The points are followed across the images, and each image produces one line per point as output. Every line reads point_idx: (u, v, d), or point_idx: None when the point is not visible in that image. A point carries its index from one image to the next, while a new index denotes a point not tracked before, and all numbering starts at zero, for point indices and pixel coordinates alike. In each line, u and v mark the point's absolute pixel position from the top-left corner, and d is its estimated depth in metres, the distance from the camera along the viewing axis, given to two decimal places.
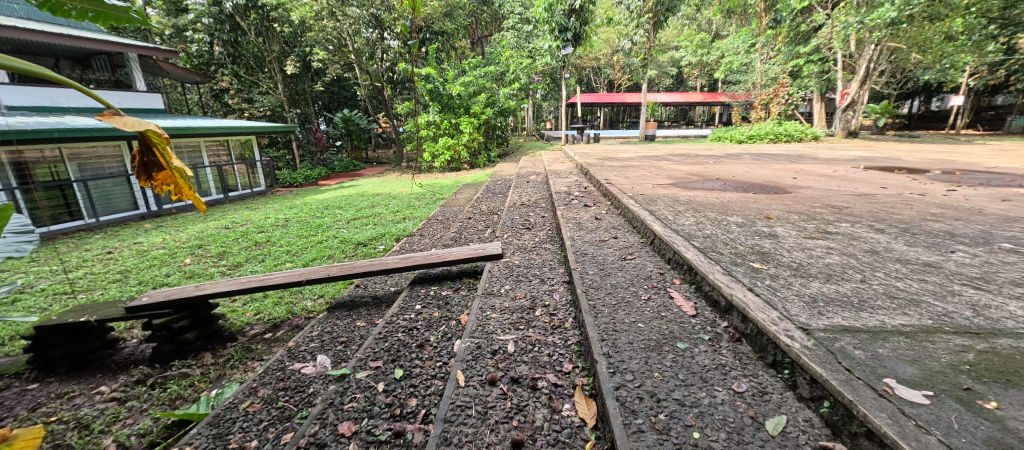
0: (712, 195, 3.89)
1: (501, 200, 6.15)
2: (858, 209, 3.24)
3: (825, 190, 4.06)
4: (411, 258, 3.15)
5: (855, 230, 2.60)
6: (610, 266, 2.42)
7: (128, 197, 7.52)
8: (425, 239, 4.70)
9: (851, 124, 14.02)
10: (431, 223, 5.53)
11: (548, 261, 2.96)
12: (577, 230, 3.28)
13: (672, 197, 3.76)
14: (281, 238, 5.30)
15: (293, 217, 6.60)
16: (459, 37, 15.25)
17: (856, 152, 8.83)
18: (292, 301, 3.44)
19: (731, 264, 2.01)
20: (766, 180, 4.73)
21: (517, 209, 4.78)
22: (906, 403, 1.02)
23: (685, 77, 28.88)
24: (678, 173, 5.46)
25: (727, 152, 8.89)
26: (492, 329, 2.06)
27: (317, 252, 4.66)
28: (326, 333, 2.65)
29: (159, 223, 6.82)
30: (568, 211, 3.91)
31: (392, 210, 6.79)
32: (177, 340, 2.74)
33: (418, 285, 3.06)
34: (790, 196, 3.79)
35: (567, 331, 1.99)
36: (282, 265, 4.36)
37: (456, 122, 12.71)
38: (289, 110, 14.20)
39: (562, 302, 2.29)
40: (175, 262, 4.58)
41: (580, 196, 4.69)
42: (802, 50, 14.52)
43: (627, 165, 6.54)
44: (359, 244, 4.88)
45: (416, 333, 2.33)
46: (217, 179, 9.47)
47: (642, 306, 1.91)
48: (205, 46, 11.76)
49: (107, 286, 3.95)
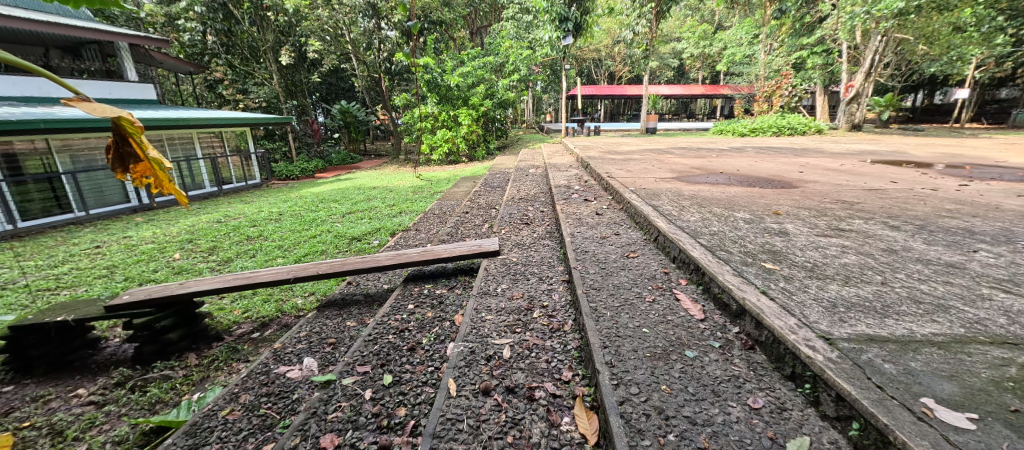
0: (717, 190, 3.77)
1: (500, 194, 6.02)
2: (869, 204, 3.12)
3: (833, 185, 3.94)
4: (404, 255, 3.02)
5: (869, 227, 2.48)
6: (613, 265, 2.29)
7: (118, 190, 7.35)
8: (421, 234, 4.58)
9: (855, 117, 13.84)
10: (428, 217, 5.40)
11: (547, 259, 2.84)
12: (578, 226, 3.15)
13: (675, 192, 3.64)
14: (274, 233, 5.17)
15: (287, 210, 6.47)
16: (457, 27, 15.03)
17: (862, 146, 8.67)
18: (282, 299, 3.32)
19: (742, 264, 1.88)
20: (772, 174, 4.61)
21: (515, 203, 4.65)
22: (950, 428, 0.91)
23: (686, 69, 28.56)
24: (681, 167, 5.33)
25: (730, 146, 8.74)
26: (487, 332, 1.94)
27: (310, 247, 4.54)
28: (315, 333, 2.53)
29: (150, 216, 6.68)
30: (567, 206, 3.78)
31: (389, 204, 6.67)
32: (160, 340, 2.62)
33: (411, 283, 2.94)
34: (797, 191, 3.66)
35: (566, 334, 1.87)
36: (273, 260, 4.23)
37: (455, 114, 12.51)
38: (285, 101, 14.01)
39: (561, 303, 2.17)
40: (164, 257, 4.44)
41: (581, 189, 4.56)
42: (806, 41, 14.30)
43: (628, 159, 6.40)
44: (353, 239, 4.76)
45: (408, 335, 2.22)
46: (211, 172, 9.29)
47: (647, 308, 1.79)
48: (198, 36, 11.28)
49: (92, 282, 3.83)
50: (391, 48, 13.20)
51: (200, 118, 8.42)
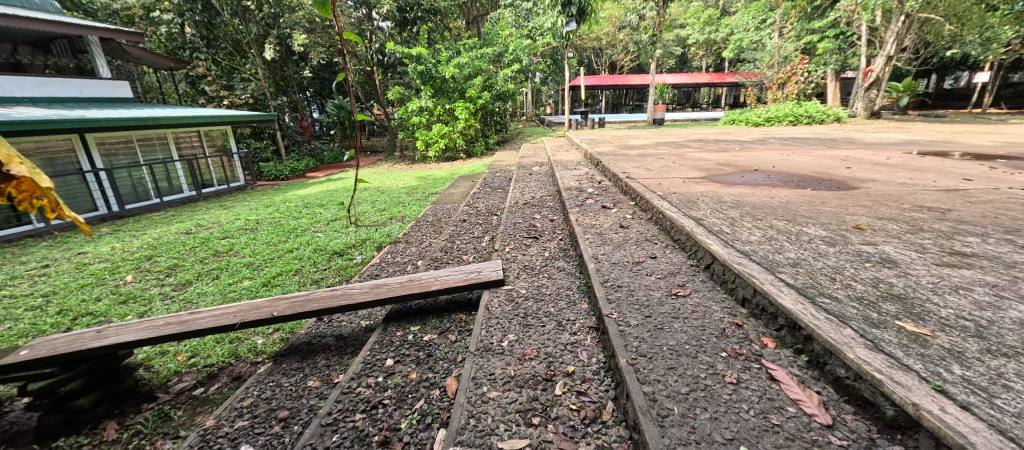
0: (762, 192, 3.16)
1: (501, 196, 5.39)
2: (966, 212, 2.50)
3: (897, 185, 3.32)
4: (382, 285, 2.40)
5: (996, 250, 1.86)
6: (660, 312, 1.68)
7: (87, 195, 6.79)
8: (412, 247, 3.97)
9: (875, 104, 13.15)
10: (420, 224, 4.79)
11: (565, 292, 2.22)
12: (601, 244, 2.53)
13: (714, 197, 3.03)
14: (246, 246, 4.55)
15: (266, 218, 5.83)
16: (452, 16, 14.36)
17: (893, 134, 8.01)
18: (239, 338, 2.71)
19: (869, 325, 1.26)
20: (815, 172, 4.00)
21: (520, 210, 4.04)
22: None
23: (689, 56, 27.70)
24: (707, 163, 4.71)
25: (749, 137, 8.10)
26: (492, 426, 1.32)
27: (284, 265, 3.91)
28: (264, 400, 1.91)
29: (117, 227, 6.07)
30: (583, 215, 3.17)
31: (379, 208, 6.04)
32: (68, 407, 2.05)
33: (393, 323, 2.32)
34: (860, 194, 3.05)
35: (609, 432, 1.27)
36: (239, 283, 3.60)
37: (451, 107, 11.82)
38: (274, 98, 13.33)
39: (594, 368, 1.57)
40: (113, 281, 3.82)
41: (595, 193, 3.95)
42: (818, 25, 13.59)
43: (643, 154, 5.75)
44: (335, 254, 4.14)
45: (381, 417, 1.60)
46: (189, 174, 8.56)
47: (736, 398, 1.17)
48: (175, 28, 10.72)
49: (19, 317, 3.20)
50: (383, 38, 12.44)
51: (175, 117, 7.73)
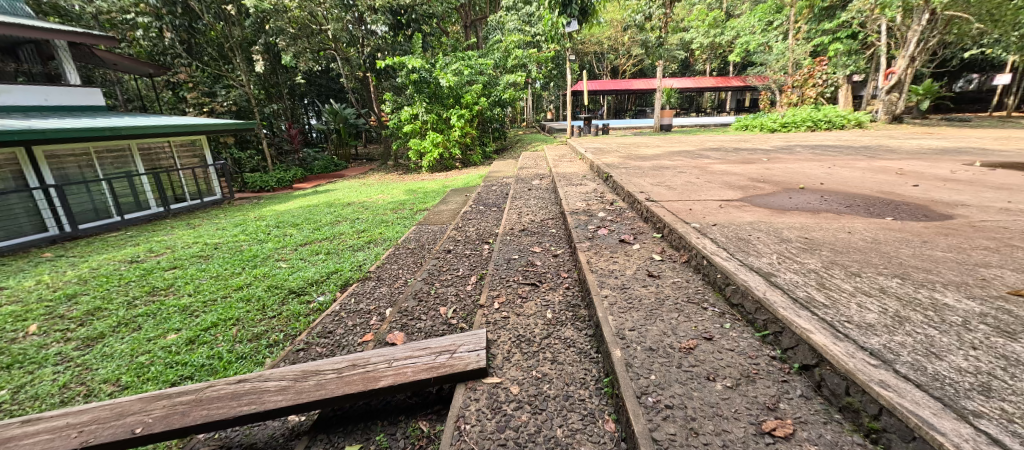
0: (830, 223, 2.43)
1: (496, 217, 4.68)
2: None
3: (1001, 211, 2.57)
4: (312, 373, 1.67)
5: None
6: None
7: (37, 213, 6.08)
8: (384, 288, 3.22)
9: (897, 107, 12.47)
10: (400, 253, 4.07)
11: (576, 396, 1.47)
12: (627, 310, 1.77)
13: (770, 232, 2.30)
14: (190, 282, 3.82)
15: (227, 242, 5.11)
16: (448, 19, 13.83)
17: (929, 140, 7.30)
18: None
19: None
20: (878, 191, 3.26)
21: (517, 238, 3.31)
22: None
23: (693, 60, 27.03)
24: (739, 179, 3.99)
25: (770, 144, 7.41)
26: None
27: (224, 310, 3.17)
28: None
29: (61, 252, 5.34)
30: (598, 255, 2.43)
31: (358, 229, 5.33)
32: None
33: (322, 436, 1.57)
34: (962, 226, 2.31)
35: None
36: (160, 339, 2.83)
37: (447, 115, 11.17)
38: (260, 105, 12.68)
39: None
40: (11, 333, 3.07)
41: (607, 218, 3.24)
42: (831, 26, 13.00)
43: (658, 167, 5.04)
44: (290, 293, 3.39)
45: None
46: (157, 189, 7.77)
47: None
48: (154, 33, 10.09)
49: None
50: (377, 43, 11.77)
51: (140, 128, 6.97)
